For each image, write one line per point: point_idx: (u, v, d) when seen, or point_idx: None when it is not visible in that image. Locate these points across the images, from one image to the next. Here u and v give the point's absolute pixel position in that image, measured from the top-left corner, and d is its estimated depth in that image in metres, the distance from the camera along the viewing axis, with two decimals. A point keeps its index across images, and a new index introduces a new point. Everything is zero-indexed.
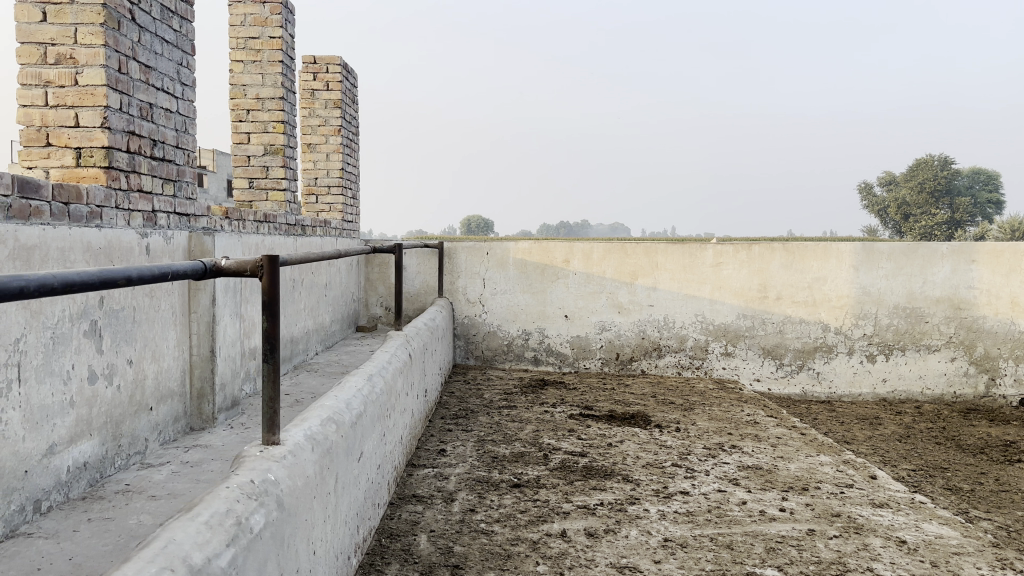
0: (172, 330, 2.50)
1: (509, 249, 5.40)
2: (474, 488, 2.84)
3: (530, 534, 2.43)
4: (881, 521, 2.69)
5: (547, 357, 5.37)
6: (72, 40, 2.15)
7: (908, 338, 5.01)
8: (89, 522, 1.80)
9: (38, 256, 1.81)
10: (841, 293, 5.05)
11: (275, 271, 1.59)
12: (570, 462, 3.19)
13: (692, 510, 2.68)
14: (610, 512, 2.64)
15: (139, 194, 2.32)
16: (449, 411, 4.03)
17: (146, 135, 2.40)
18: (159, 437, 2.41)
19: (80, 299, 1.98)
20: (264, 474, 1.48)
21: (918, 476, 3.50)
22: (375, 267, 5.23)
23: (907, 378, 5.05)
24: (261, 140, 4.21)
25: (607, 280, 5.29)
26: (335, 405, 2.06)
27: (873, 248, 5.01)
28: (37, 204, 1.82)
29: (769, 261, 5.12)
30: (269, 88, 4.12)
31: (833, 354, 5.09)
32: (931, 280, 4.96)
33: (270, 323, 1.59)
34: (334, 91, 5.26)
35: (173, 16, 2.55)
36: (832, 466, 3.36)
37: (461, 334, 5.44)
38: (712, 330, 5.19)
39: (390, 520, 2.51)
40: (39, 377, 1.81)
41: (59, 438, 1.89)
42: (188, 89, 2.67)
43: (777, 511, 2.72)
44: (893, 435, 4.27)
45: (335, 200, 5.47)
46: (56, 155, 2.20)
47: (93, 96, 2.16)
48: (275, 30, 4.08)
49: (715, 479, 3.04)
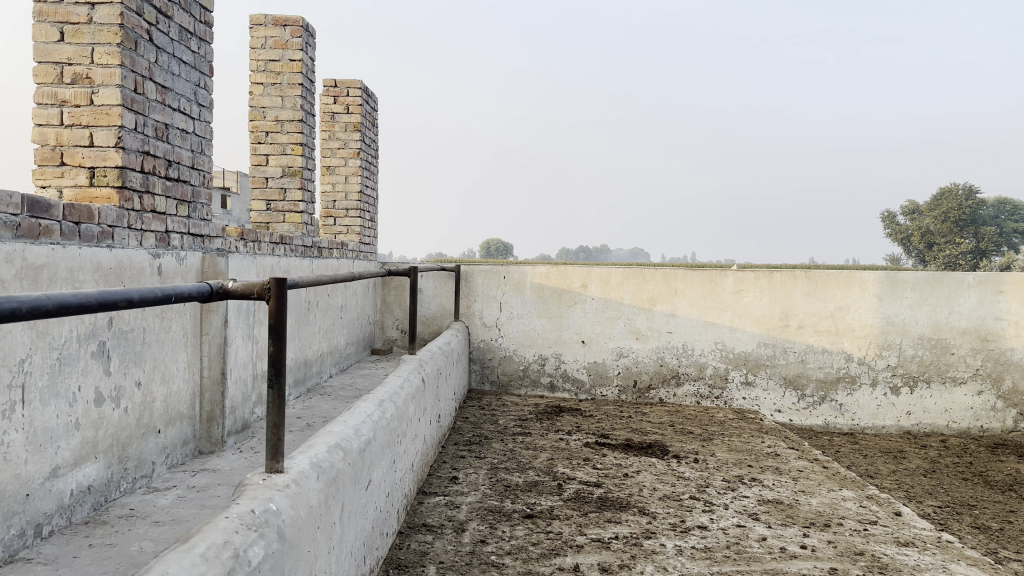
0: (183, 352, 2.47)
1: (526, 273, 5.36)
2: (486, 517, 2.78)
3: (542, 568, 2.36)
4: (906, 561, 2.59)
5: (563, 383, 5.31)
6: (89, 60, 2.15)
7: (933, 370, 4.90)
8: (90, 548, 1.76)
9: (46, 275, 1.78)
10: (864, 322, 4.96)
11: (283, 294, 1.56)
12: (585, 492, 3.12)
13: (710, 546, 2.60)
14: (625, 546, 2.56)
15: (153, 214, 2.30)
16: (463, 437, 3.98)
17: (161, 155, 2.39)
18: (167, 460, 2.38)
19: (89, 319, 1.95)
20: (266, 504, 1.44)
21: (944, 513, 3.39)
22: (392, 290, 5.22)
23: (933, 411, 4.93)
24: (279, 162, 4.20)
25: (626, 305, 5.22)
26: (343, 431, 2.03)
27: (897, 277, 4.91)
28: (47, 223, 1.81)
29: (791, 289, 5.04)
30: (288, 110, 4.13)
31: (856, 386, 4.99)
32: (957, 311, 4.86)
33: (276, 347, 1.55)
34: (354, 114, 5.27)
35: (192, 37, 2.55)
36: (855, 501, 3.26)
37: (476, 359, 5.40)
38: (731, 358, 5.11)
39: (399, 549, 2.46)
40: (44, 399, 1.78)
41: (62, 461, 1.85)
42: (205, 110, 2.67)
43: (798, 548, 2.63)
44: (919, 470, 4.16)
45: (353, 222, 5.44)
46: (70, 175, 2.19)
47: (108, 115, 2.15)
48: (295, 53, 4.08)
49: (735, 514, 2.95)
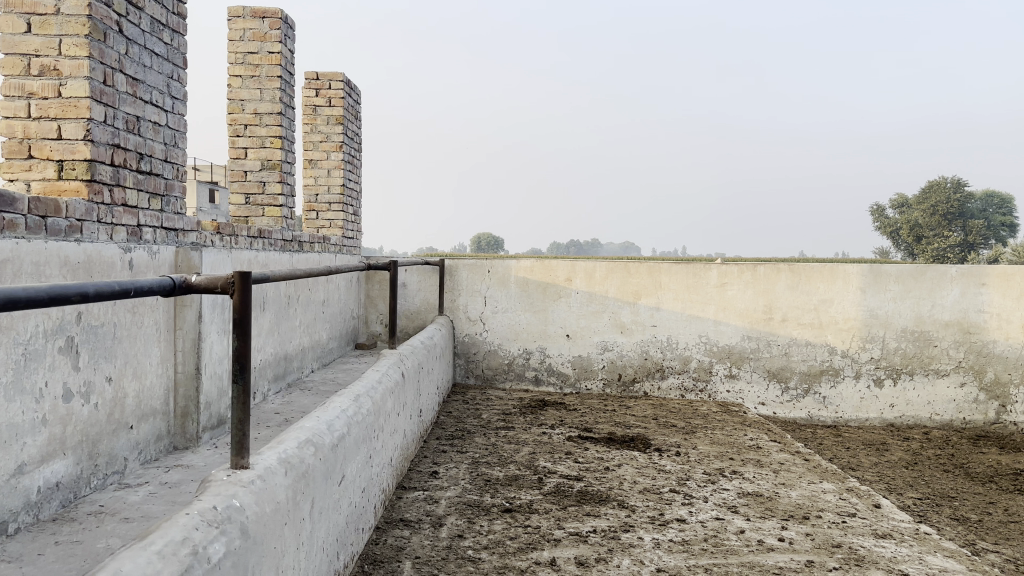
0: (156, 347, 2.45)
1: (510, 266, 5.34)
2: (464, 512, 2.77)
3: (518, 563, 2.35)
4: (883, 553, 2.59)
5: (547, 377, 5.30)
6: (56, 52, 2.12)
7: (916, 363, 4.92)
8: (56, 546, 1.74)
9: (10, 270, 1.76)
10: (847, 315, 4.97)
11: (247, 287, 1.54)
12: (565, 486, 3.12)
13: (688, 539, 2.60)
14: (603, 539, 2.56)
15: (123, 208, 2.28)
16: (445, 432, 3.97)
17: (132, 148, 2.36)
18: (140, 456, 2.36)
19: (56, 314, 1.93)
20: (229, 500, 1.42)
21: (925, 505, 3.40)
22: (376, 284, 5.20)
23: (916, 404, 4.94)
24: (258, 156, 4.17)
25: (610, 299, 5.22)
26: (315, 426, 2.01)
27: (880, 270, 4.92)
28: (11, 217, 1.78)
29: (775, 282, 5.05)
30: (267, 103, 4.10)
31: (839, 378, 5.00)
32: (939, 304, 4.88)
33: (241, 341, 1.54)
34: (337, 108, 5.25)
35: (164, 29, 2.53)
36: (835, 494, 3.27)
37: (461, 353, 5.38)
38: (715, 351, 5.11)
39: (375, 545, 2.45)
40: (9, 395, 1.76)
41: (29, 457, 1.83)
42: (179, 103, 2.64)
43: (776, 540, 2.63)
44: (900, 462, 4.17)
45: (336, 216, 5.42)
46: (38, 168, 2.16)
47: (77, 108, 2.13)
48: (274, 46, 4.06)
49: (714, 507, 2.95)
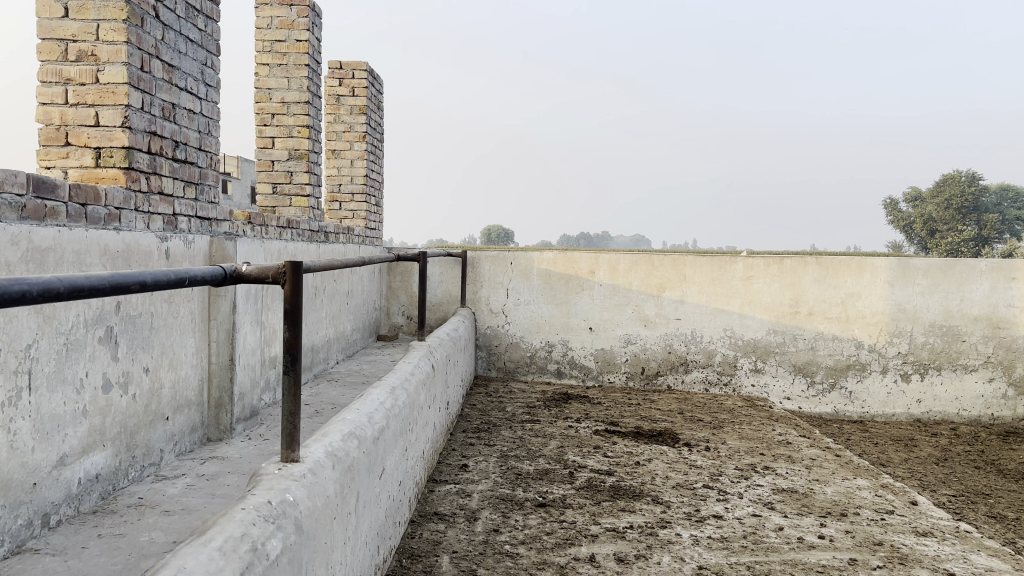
0: (191, 337, 2.42)
1: (533, 259, 5.30)
2: (498, 506, 2.73)
3: (557, 558, 2.32)
4: (926, 551, 2.55)
5: (570, 370, 5.27)
6: (94, 37, 2.09)
7: (944, 358, 4.86)
8: (99, 539, 1.72)
9: (52, 258, 1.73)
10: (875, 309, 4.90)
11: (299, 277, 1.51)
12: (597, 481, 3.08)
13: (727, 536, 2.56)
14: (641, 536, 2.52)
15: (160, 196, 2.25)
16: (471, 425, 3.93)
17: (168, 136, 2.33)
18: (175, 448, 2.33)
19: (96, 304, 1.90)
20: (283, 494, 1.39)
21: (960, 502, 3.35)
22: (398, 276, 5.18)
23: (943, 399, 4.88)
24: (286, 145, 4.14)
25: (633, 292, 5.17)
26: (357, 419, 1.98)
27: (909, 263, 4.85)
28: (52, 205, 1.75)
29: (802, 275, 4.99)
30: (295, 92, 4.06)
31: (866, 373, 4.94)
32: (969, 298, 4.81)
33: (292, 332, 1.50)
34: (360, 97, 5.20)
35: (199, 15, 2.49)
36: (870, 490, 3.22)
37: (483, 345, 5.35)
38: (740, 345, 5.06)
39: (411, 539, 2.42)
40: (51, 386, 1.73)
41: (70, 449, 1.81)
42: (213, 91, 2.61)
43: (816, 538, 2.59)
44: (930, 458, 4.12)
45: (359, 207, 5.38)
46: (75, 155, 2.13)
47: (115, 94, 2.09)
48: (301, 34, 4.03)
49: (750, 503, 2.91)
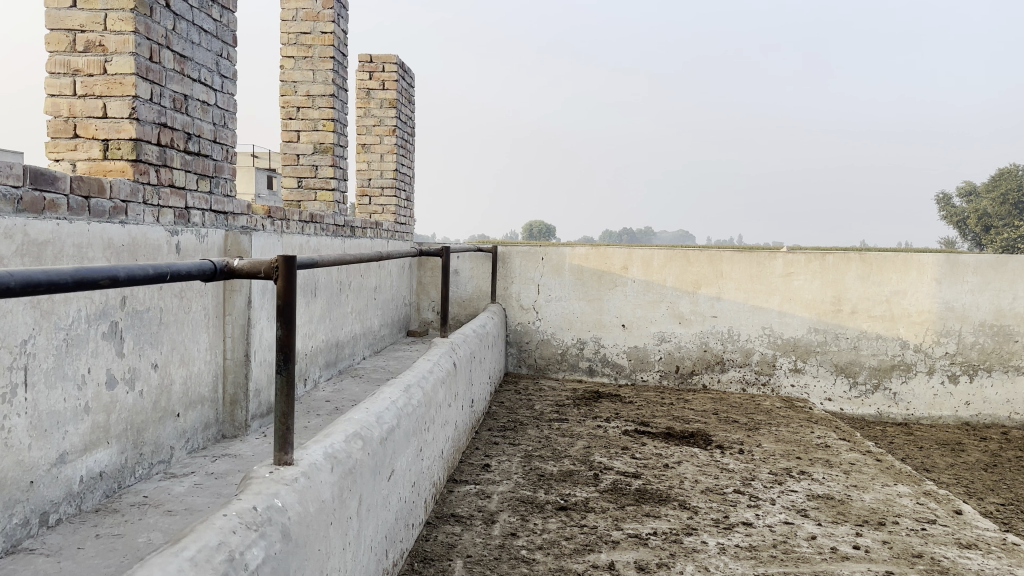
0: (204, 332, 2.39)
1: (565, 254, 5.19)
2: (517, 509, 2.65)
3: (574, 565, 2.22)
4: (969, 565, 2.39)
5: (602, 368, 5.16)
6: (102, 27, 2.05)
7: (995, 359, 4.64)
8: (97, 539, 1.68)
9: (50, 252, 1.69)
10: (921, 307, 4.70)
11: (292, 272, 1.45)
12: (623, 484, 2.98)
13: (756, 545, 2.44)
14: (664, 543, 2.42)
15: (171, 189, 2.22)
16: (497, 423, 3.86)
17: (179, 128, 2.29)
18: (186, 445, 2.30)
19: (99, 299, 1.86)
20: (271, 500, 1.33)
21: (1008, 511, 3.17)
22: (428, 271, 5.13)
23: (994, 402, 4.66)
24: (311, 139, 4.12)
25: (668, 288, 5.04)
26: (364, 419, 1.92)
27: (958, 259, 4.64)
28: (52, 197, 1.72)
29: (845, 272, 4.81)
30: (320, 85, 4.04)
31: (911, 374, 4.74)
32: (1021, 296, 4.58)
33: (284, 330, 1.44)
34: (390, 90, 5.16)
35: (213, 5, 2.45)
36: (912, 498, 3.06)
37: (514, 341, 5.28)
38: (780, 344, 4.90)
39: (425, 541, 2.35)
40: (50, 382, 1.70)
41: (70, 446, 1.77)
42: (228, 82, 2.58)
43: (851, 548, 2.46)
44: (979, 464, 3.92)
45: (389, 201, 5.35)
46: (83, 148, 2.10)
47: (122, 85, 2.06)
48: (326, 26, 3.96)
49: (782, 510, 2.78)
